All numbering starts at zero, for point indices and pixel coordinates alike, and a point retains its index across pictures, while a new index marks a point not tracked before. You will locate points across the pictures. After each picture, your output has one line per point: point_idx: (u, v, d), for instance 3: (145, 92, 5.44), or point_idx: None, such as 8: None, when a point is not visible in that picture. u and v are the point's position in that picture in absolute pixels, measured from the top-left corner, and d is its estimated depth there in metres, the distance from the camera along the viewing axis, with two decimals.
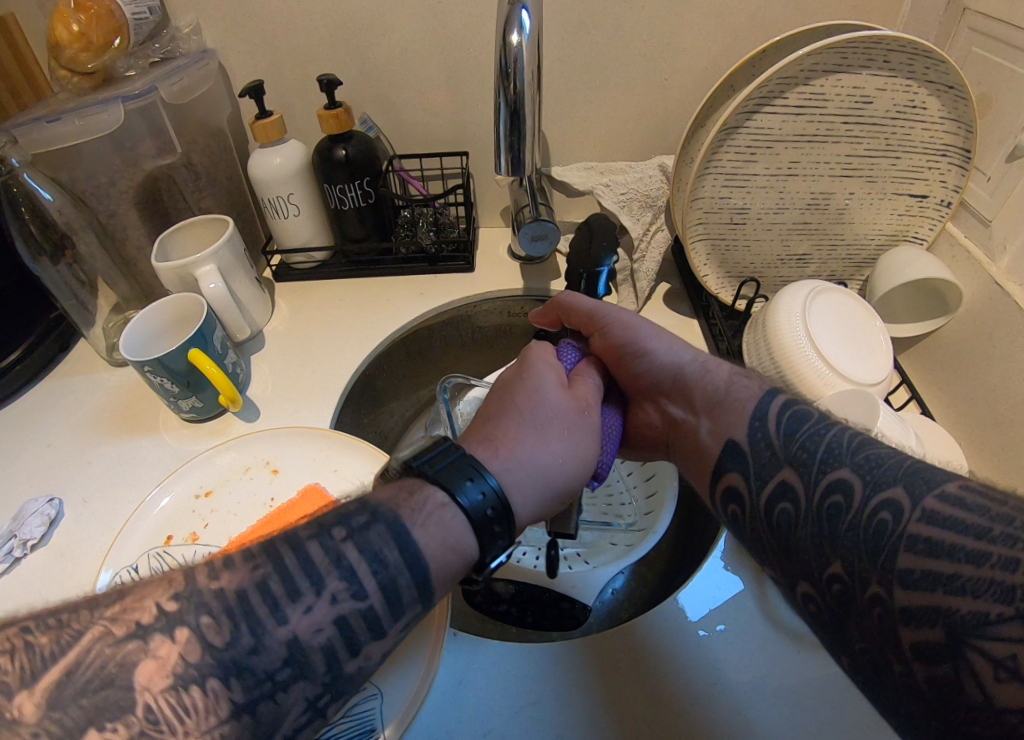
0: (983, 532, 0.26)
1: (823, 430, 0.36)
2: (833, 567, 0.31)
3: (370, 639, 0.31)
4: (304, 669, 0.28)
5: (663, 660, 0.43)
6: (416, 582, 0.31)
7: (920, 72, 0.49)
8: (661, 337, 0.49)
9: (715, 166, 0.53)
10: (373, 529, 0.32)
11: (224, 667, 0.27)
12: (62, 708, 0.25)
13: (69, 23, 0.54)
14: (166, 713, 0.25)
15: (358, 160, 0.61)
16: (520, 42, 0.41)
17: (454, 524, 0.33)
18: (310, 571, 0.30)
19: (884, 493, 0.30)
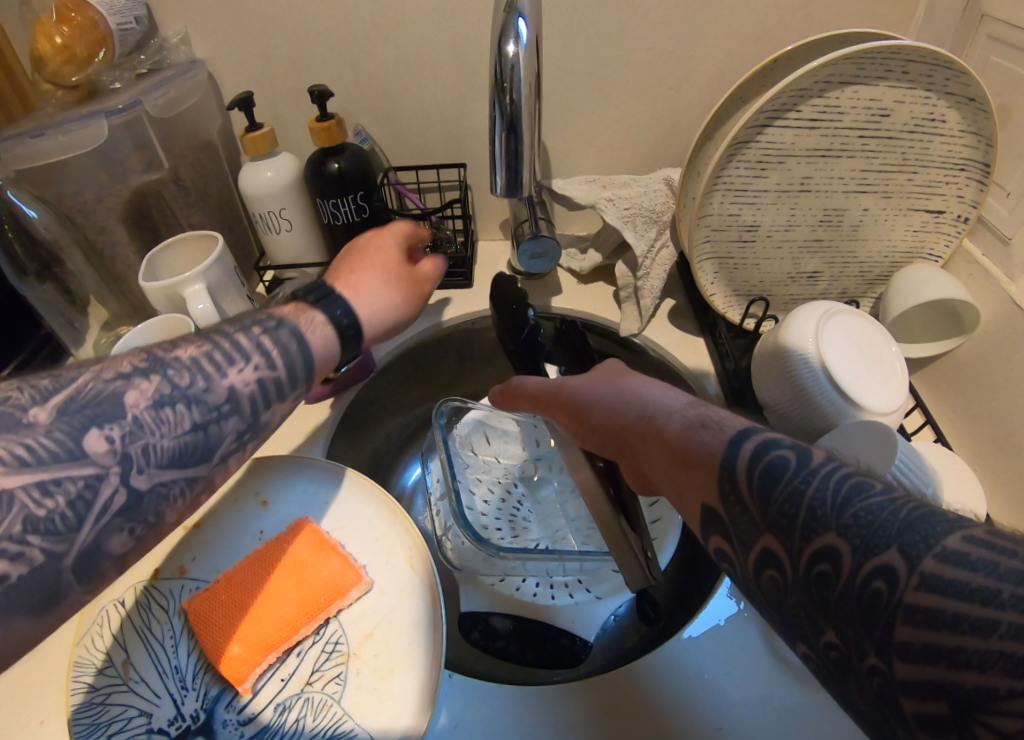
0: (990, 597, 0.20)
1: (803, 485, 0.27)
2: (826, 634, 0.25)
3: (280, 399, 0.37)
4: (240, 408, 0.34)
5: (669, 704, 0.42)
6: (305, 362, 0.38)
7: (939, 84, 0.47)
8: (619, 388, 0.43)
9: (724, 181, 0.51)
10: (279, 331, 0.37)
11: (185, 398, 0.32)
12: (68, 416, 0.29)
13: (51, 36, 0.52)
14: (149, 420, 0.31)
15: (351, 174, 0.59)
16: (516, 53, 0.39)
17: (329, 357, 0.40)
18: (238, 347, 0.35)
19: (874, 557, 0.23)
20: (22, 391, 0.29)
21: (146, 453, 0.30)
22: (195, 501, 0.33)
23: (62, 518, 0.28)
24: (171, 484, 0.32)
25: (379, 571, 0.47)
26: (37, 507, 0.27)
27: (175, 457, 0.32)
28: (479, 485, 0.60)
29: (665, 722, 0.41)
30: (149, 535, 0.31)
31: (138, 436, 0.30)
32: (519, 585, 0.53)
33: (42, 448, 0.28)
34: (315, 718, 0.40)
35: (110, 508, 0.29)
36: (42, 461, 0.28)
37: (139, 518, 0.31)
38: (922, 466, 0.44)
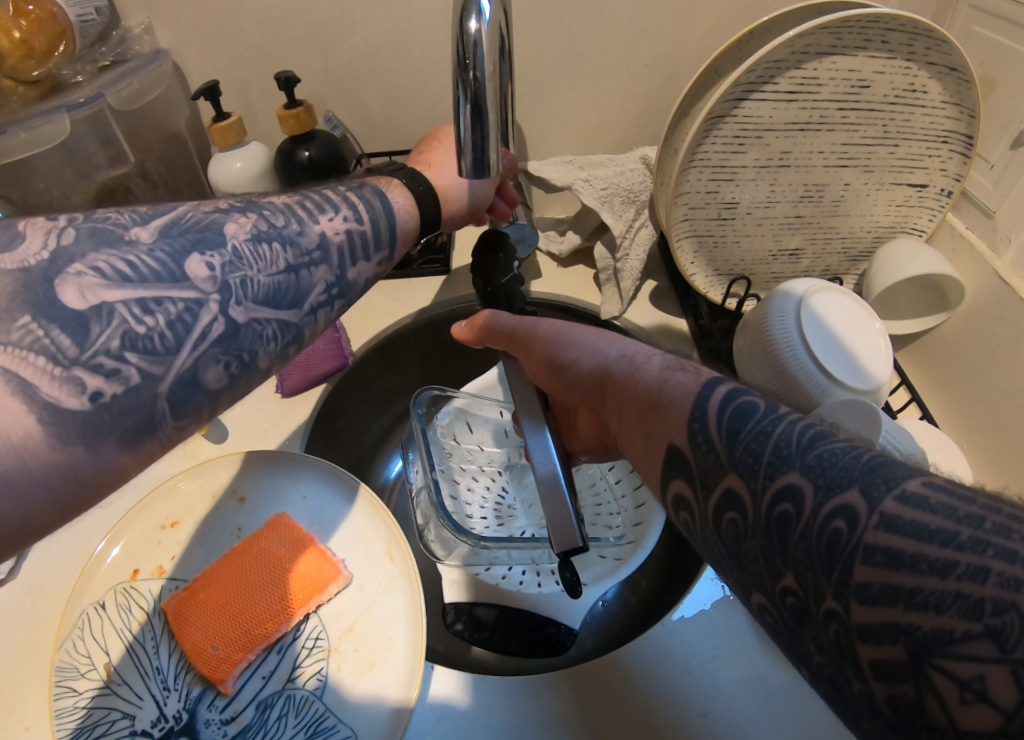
0: (949, 538, 0.20)
1: (772, 425, 0.27)
2: (784, 579, 0.24)
3: (362, 261, 0.39)
4: (327, 257, 0.36)
5: (656, 691, 0.41)
6: (387, 227, 0.40)
7: (920, 53, 0.46)
8: (588, 337, 0.44)
9: (701, 158, 0.50)
10: (363, 190, 0.40)
11: (281, 237, 0.34)
12: (170, 239, 0.30)
13: (8, 30, 0.49)
14: (248, 253, 0.32)
15: (322, 162, 0.57)
16: (478, 28, 0.38)
17: (410, 225, 0.43)
18: (324, 199, 0.38)
19: (836, 496, 0.23)
20: (121, 216, 0.30)
21: (243, 285, 0.31)
22: (283, 349, 0.34)
23: (161, 337, 0.28)
24: (264, 323, 0.32)
25: (358, 567, 0.46)
26: (137, 322, 0.27)
27: (269, 294, 0.33)
28: (462, 474, 0.60)
29: (651, 705, 0.41)
30: (241, 376, 0.32)
31: (237, 267, 0.31)
32: (504, 574, 0.50)
33: (144, 265, 0.28)
34: (297, 715, 0.40)
35: (208, 335, 0.30)
36: (145, 279, 0.28)
37: (234, 352, 0.31)
38: (904, 439, 0.43)
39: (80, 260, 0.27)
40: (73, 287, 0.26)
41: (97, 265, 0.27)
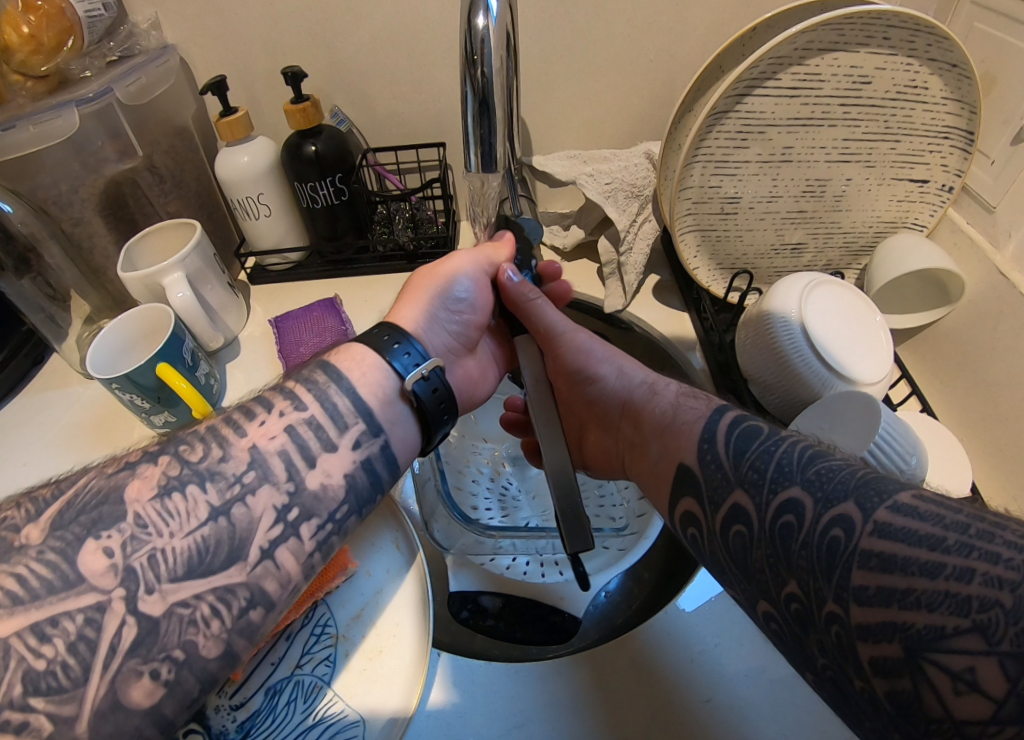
0: (936, 543, 0.24)
1: (773, 446, 0.33)
2: (789, 586, 0.28)
3: (320, 451, 0.37)
4: (267, 475, 0.34)
5: (661, 678, 0.42)
6: (347, 398, 0.39)
7: (921, 50, 0.46)
8: (618, 360, 0.49)
9: (704, 152, 0.50)
10: (309, 370, 0.40)
11: (197, 477, 0.33)
12: (63, 529, 0.30)
13: (18, 26, 0.50)
14: (152, 518, 0.31)
15: (328, 157, 0.58)
16: (486, 25, 0.38)
17: (390, 383, 0.41)
18: (261, 402, 0.38)
19: (834, 508, 0.27)
20: (19, 513, 0.30)
21: (153, 563, 0.30)
22: (238, 618, 0.31)
23: (64, 669, 0.27)
24: (193, 605, 0.30)
25: (365, 556, 0.47)
26: (35, 658, 0.26)
27: (190, 559, 0.31)
28: (469, 468, 0.62)
29: (657, 691, 0.42)
30: (181, 677, 0.29)
31: (143, 543, 0.30)
32: (509, 564, 0.53)
33: (34, 575, 0.28)
34: (307, 700, 0.40)
35: (119, 645, 0.28)
36: (37, 596, 0.27)
37: (157, 655, 0.29)
38: (905, 434, 0.42)
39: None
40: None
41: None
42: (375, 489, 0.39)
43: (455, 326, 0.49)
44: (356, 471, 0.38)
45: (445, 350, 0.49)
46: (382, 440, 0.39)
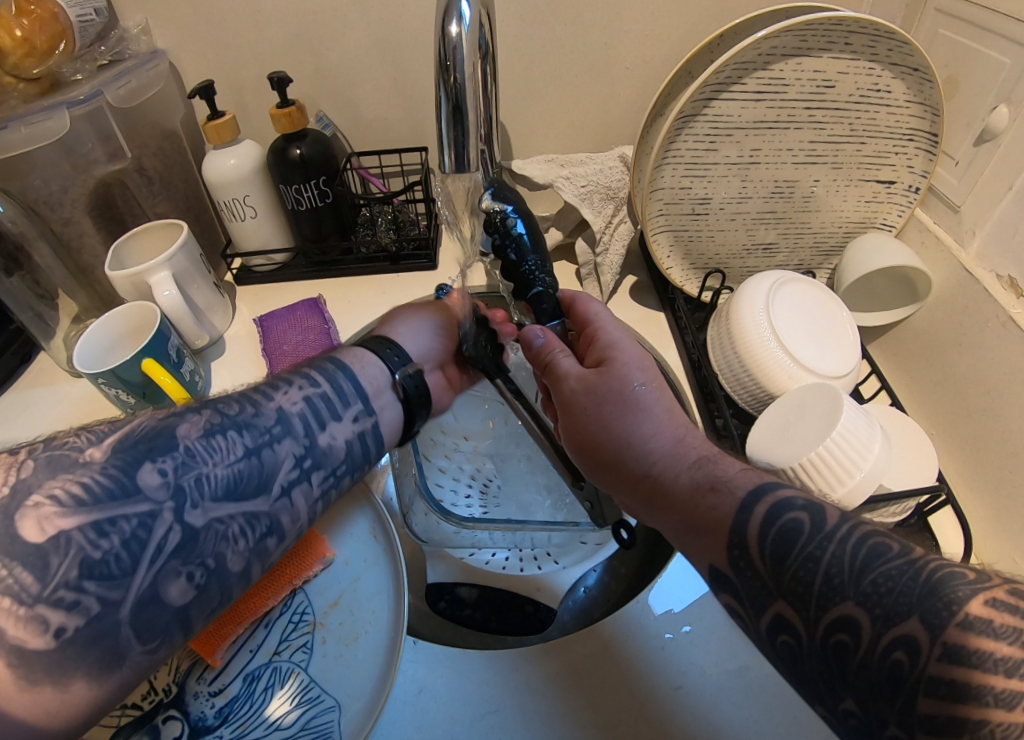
0: (1013, 666, 0.22)
1: (819, 550, 0.28)
2: (844, 701, 0.26)
3: (331, 418, 0.42)
4: (290, 429, 0.40)
5: (633, 664, 0.43)
6: (353, 383, 0.45)
7: (882, 55, 0.48)
8: (632, 426, 0.42)
9: (674, 155, 0.52)
10: (321, 359, 0.46)
11: (235, 425, 0.38)
12: (122, 453, 0.33)
13: (11, 28, 0.51)
14: (200, 451, 0.35)
15: (313, 160, 0.59)
16: (459, 33, 0.40)
17: (383, 376, 0.47)
18: (282, 379, 0.43)
19: (894, 627, 0.24)
20: (76, 440, 0.33)
21: (200, 483, 0.34)
22: (257, 541, 0.37)
23: (117, 561, 0.30)
24: (227, 521, 0.35)
25: (341, 546, 0.48)
26: (94, 548, 0.29)
27: (229, 486, 0.36)
28: (450, 466, 0.62)
29: (631, 680, 0.43)
30: (209, 584, 0.34)
31: (191, 466, 0.34)
32: (488, 557, 0.54)
33: (98, 484, 0.31)
34: (283, 687, 0.41)
35: (165, 547, 0.32)
36: (99, 500, 0.30)
37: (194, 561, 0.33)
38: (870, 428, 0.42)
39: (37, 490, 0.29)
40: (31, 520, 0.28)
41: (54, 494, 0.29)
42: (366, 458, 0.44)
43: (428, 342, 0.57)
44: (355, 441, 0.43)
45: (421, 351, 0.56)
46: (376, 419, 0.45)
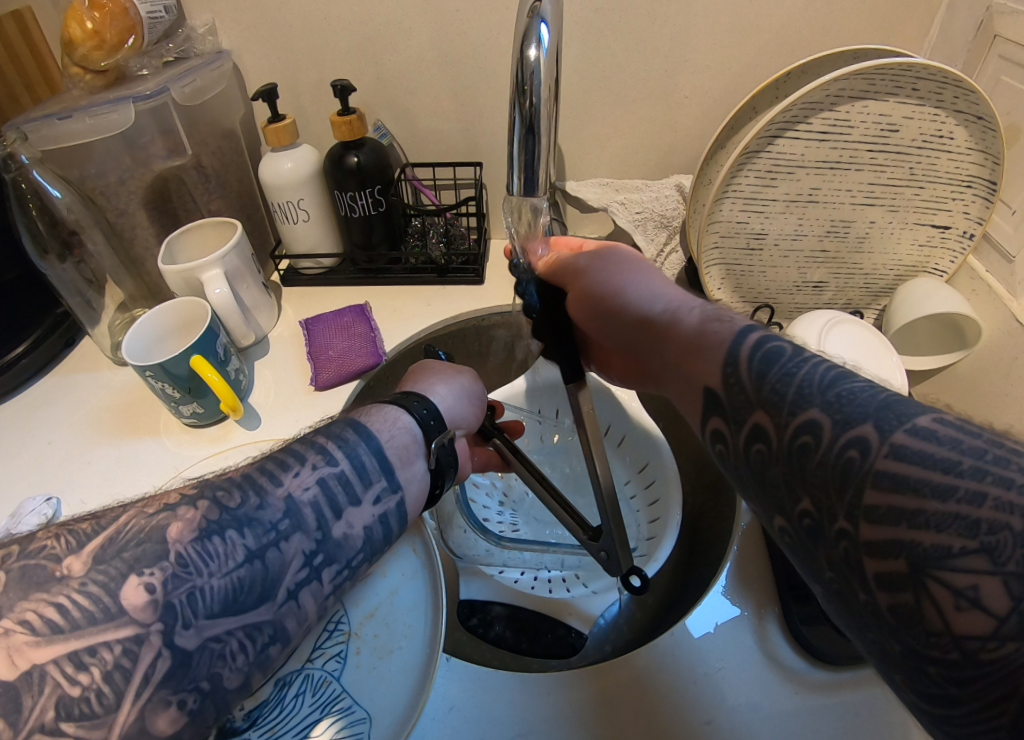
0: (950, 466, 0.22)
1: (795, 367, 0.29)
2: (802, 503, 0.27)
3: (348, 503, 0.37)
4: (300, 523, 0.35)
5: (663, 695, 0.43)
6: (375, 456, 0.39)
7: (948, 103, 0.48)
8: (633, 281, 0.46)
9: (734, 190, 0.52)
10: (337, 425, 0.40)
11: (235, 523, 0.33)
12: (106, 564, 0.29)
13: (83, 21, 0.53)
14: (193, 558, 0.31)
15: (369, 169, 0.60)
16: (537, 57, 0.39)
17: (412, 443, 0.41)
18: (295, 453, 0.37)
19: (852, 429, 0.25)
20: (58, 544, 0.30)
21: (192, 600, 0.30)
22: (259, 653, 0.33)
23: (98, 697, 0.27)
24: (224, 640, 0.31)
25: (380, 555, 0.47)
26: (71, 685, 0.26)
27: (228, 598, 0.31)
28: (483, 481, 0.63)
29: (661, 716, 0.42)
30: (203, 706, 0.30)
31: (183, 581, 0.30)
32: (517, 578, 0.53)
33: (77, 606, 0.28)
34: (314, 694, 0.41)
35: (152, 677, 0.28)
36: (78, 626, 0.27)
37: (186, 686, 0.29)
38: None
39: (7, 614, 0.27)
40: (1, 651, 0.26)
41: (27, 619, 0.27)
42: (388, 541, 0.39)
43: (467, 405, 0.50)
44: (375, 526, 0.38)
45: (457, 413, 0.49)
46: (400, 497, 0.39)
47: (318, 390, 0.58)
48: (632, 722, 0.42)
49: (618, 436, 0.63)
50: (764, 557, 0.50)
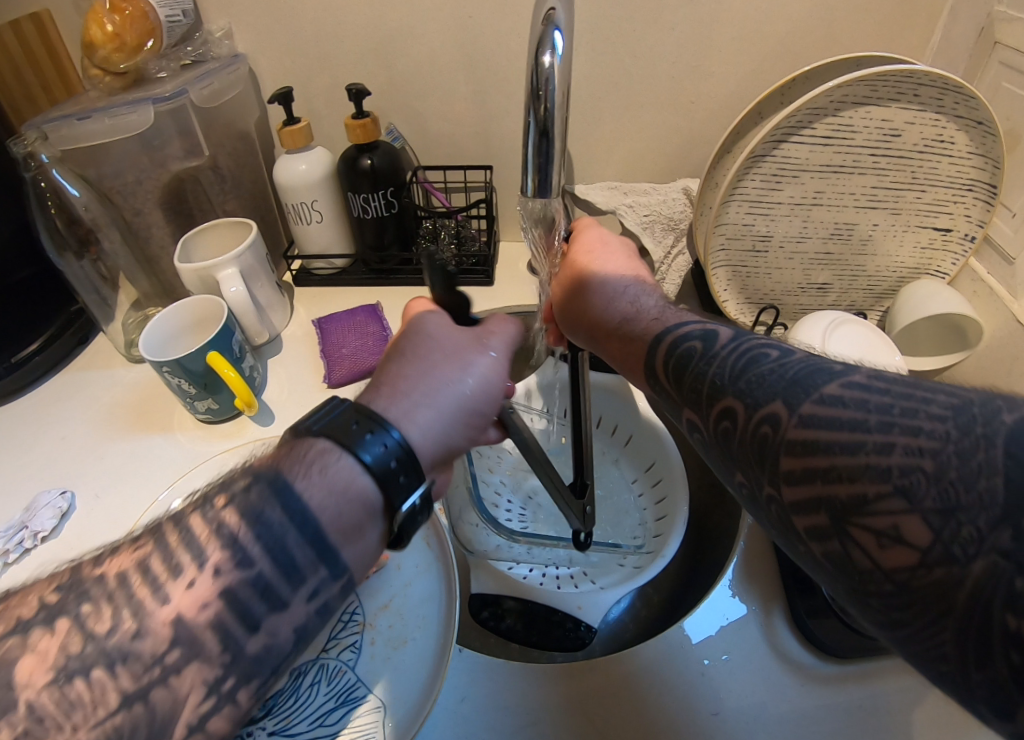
0: (859, 424, 0.26)
1: (709, 361, 0.35)
2: (739, 478, 0.32)
3: (269, 610, 0.28)
4: (199, 648, 0.26)
5: (672, 687, 0.44)
6: (309, 542, 0.29)
7: (948, 107, 0.49)
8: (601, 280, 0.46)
9: (740, 193, 0.54)
10: (254, 491, 0.29)
11: (105, 660, 0.24)
12: None
13: (103, 24, 0.54)
14: (50, 708, 0.23)
15: (382, 171, 0.61)
16: (551, 63, 0.41)
17: (364, 505, 0.30)
18: (190, 545, 0.28)
19: (764, 408, 0.30)
20: None
21: None
22: None
23: None
24: None
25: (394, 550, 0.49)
26: None
27: None
28: (492, 479, 0.64)
29: (670, 708, 0.43)
30: None
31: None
32: (526, 574, 0.54)
33: None
34: (330, 683, 0.42)
35: None
36: None
37: None
38: None
39: None
40: None
41: None
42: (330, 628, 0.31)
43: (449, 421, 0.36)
44: (311, 622, 0.30)
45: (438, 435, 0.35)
46: (345, 581, 0.31)
47: (331, 387, 0.59)
48: (641, 713, 0.43)
49: (625, 435, 0.64)
50: (770, 552, 0.50)
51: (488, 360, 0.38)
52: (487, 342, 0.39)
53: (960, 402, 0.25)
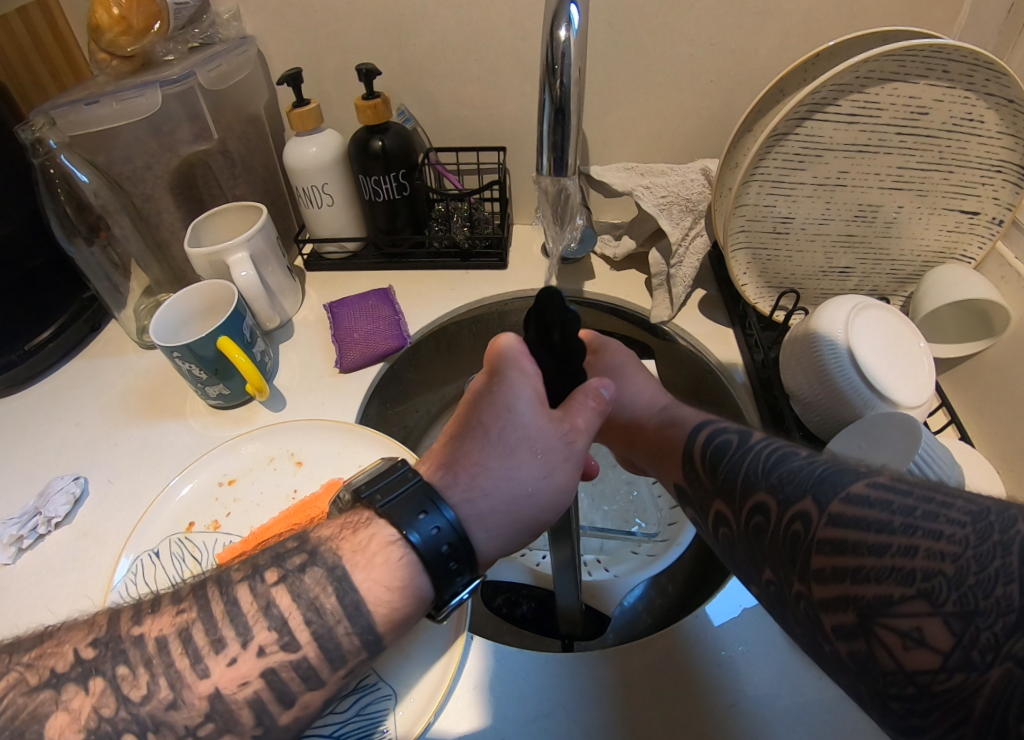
0: (885, 525, 0.26)
1: (742, 457, 0.39)
2: (766, 573, 0.33)
3: (304, 691, 0.29)
4: (231, 724, 0.28)
5: (689, 676, 0.43)
6: (358, 634, 0.30)
7: (979, 84, 0.47)
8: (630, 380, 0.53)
9: (762, 172, 0.52)
10: (310, 576, 0.31)
11: (138, 727, 0.26)
12: None
13: (109, 6, 0.53)
14: None
15: (394, 152, 0.60)
16: (567, 38, 0.40)
17: (415, 595, 0.31)
18: (232, 621, 0.29)
19: (795, 505, 0.31)
20: None
21: None
22: None
23: None
24: None
25: None
26: None
27: None
28: None
29: (688, 698, 0.42)
30: None
31: None
32: (540, 559, 0.55)
33: None
34: None
35: None
36: None
37: None
38: (944, 457, 0.42)
39: None
40: None
41: None
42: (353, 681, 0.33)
43: (506, 513, 0.35)
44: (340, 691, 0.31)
45: (491, 528, 0.34)
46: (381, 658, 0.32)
47: (344, 371, 0.59)
48: (649, 707, 0.41)
49: None
50: None
51: (565, 463, 0.36)
52: (574, 440, 0.36)
53: (979, 507, 0.24)
